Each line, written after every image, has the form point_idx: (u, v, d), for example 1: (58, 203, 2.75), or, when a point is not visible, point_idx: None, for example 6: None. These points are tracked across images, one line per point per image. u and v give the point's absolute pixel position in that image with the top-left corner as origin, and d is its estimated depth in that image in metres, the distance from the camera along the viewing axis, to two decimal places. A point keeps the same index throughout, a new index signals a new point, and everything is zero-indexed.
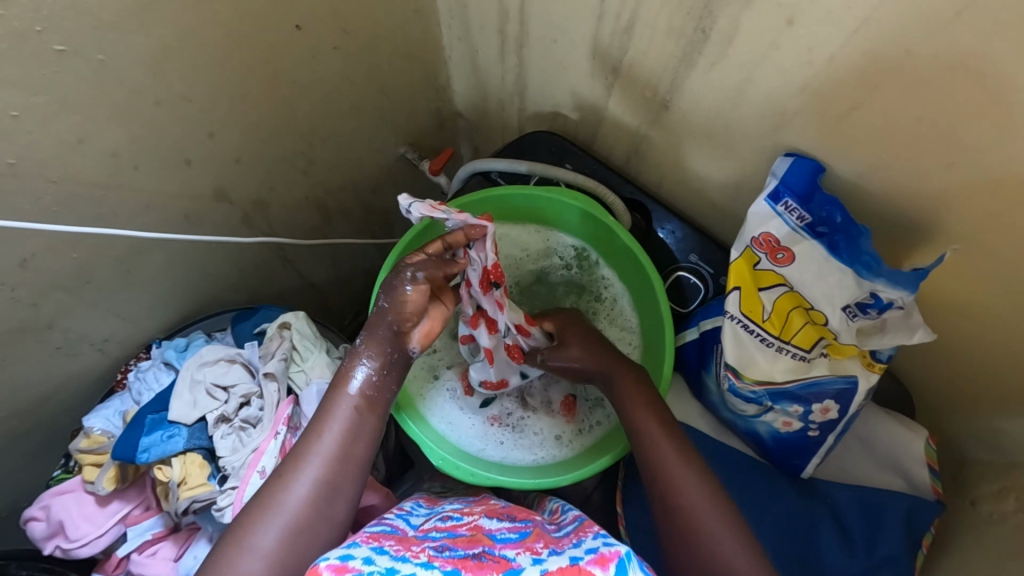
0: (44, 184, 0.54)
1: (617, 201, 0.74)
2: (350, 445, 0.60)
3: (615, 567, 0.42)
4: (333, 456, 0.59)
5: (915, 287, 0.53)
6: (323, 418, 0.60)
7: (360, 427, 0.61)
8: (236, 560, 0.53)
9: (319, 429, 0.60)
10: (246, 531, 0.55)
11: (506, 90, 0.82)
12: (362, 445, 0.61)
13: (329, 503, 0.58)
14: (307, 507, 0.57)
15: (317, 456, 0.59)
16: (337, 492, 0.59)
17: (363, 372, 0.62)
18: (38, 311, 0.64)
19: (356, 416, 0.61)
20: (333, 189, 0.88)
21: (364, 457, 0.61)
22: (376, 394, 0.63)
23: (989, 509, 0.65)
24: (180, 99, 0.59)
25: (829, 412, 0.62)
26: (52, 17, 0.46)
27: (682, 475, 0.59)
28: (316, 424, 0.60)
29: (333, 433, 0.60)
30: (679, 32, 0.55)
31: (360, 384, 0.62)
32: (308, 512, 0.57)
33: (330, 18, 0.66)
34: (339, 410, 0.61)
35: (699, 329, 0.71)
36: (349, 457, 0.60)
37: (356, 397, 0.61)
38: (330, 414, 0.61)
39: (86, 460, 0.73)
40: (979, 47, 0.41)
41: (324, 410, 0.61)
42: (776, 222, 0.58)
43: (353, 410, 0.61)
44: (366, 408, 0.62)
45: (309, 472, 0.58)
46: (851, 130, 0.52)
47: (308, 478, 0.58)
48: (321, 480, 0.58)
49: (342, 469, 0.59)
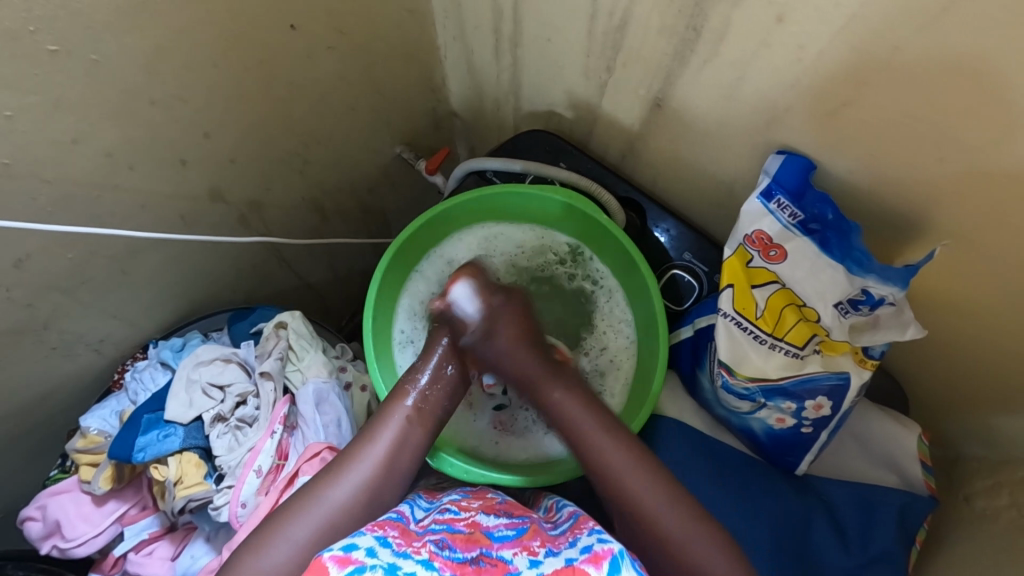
0: (39, 185, 0.55)
1: (612, 201, 0.75)
2: (397, 456, 0.63)
3: (608, 566, 0.42)
4: (380, 464, 0.62)
5: (906, 283, 0.53)
6: (378, 423, 0.64)
7: (406, 437, 0.64)
8: (271, 545, 0.55)
9: (372, 434, 0.63)
10: (281, 523, 0.57)
11: (501, 90, 0.82)
12: (408, 456, 0.64)
13: (366, 507, 0.60)
14: (347, 508, 0.59)
15: (367, 459, 0.62)
16: (376, 498, 0.61)
17: (418, 385, 0.67)
18: (34, 311, 0.64)
19: (406, 427, 0.65)
20: (330, 190, 0.89)
21: (407, 471, 0.63)
22: (426, 406, 0.67)
23: (982, 504, 0.65)
24: (175, 99, 0.59)
25: (822, 408, 0.62)
26: (45, 17, 0.46)
27: (659, 485, 0.60)
28: (369, 429, 0.64)
29: (383, 440, 0.63)
30: (671, 31, 0.56)
31: (416, 397, 0.66)
32: (345, 513, 0.59)
33: (325, 18, 0.66)
34: (393, 417, 0.65)
35: (692, 327, 0.71)
36: (393, 467, 0.62)
37: (410, 407, 0.66)
38: (384, 420, 0.64)
39: (83, 460, 0.74)
40: (967, 45, 0.41)
41: (379, 416, 0.65)
42: (769, 219, 0.59)
43: (404, 420, 0.65)
44: (416, 419, 0.65)
45: (355, 474, 0.61)
46: (842, 127, 0.52)
47: (353, 479, 0.60)
48: (363, 484, 0.60)
49: (386, 478, 0.62)
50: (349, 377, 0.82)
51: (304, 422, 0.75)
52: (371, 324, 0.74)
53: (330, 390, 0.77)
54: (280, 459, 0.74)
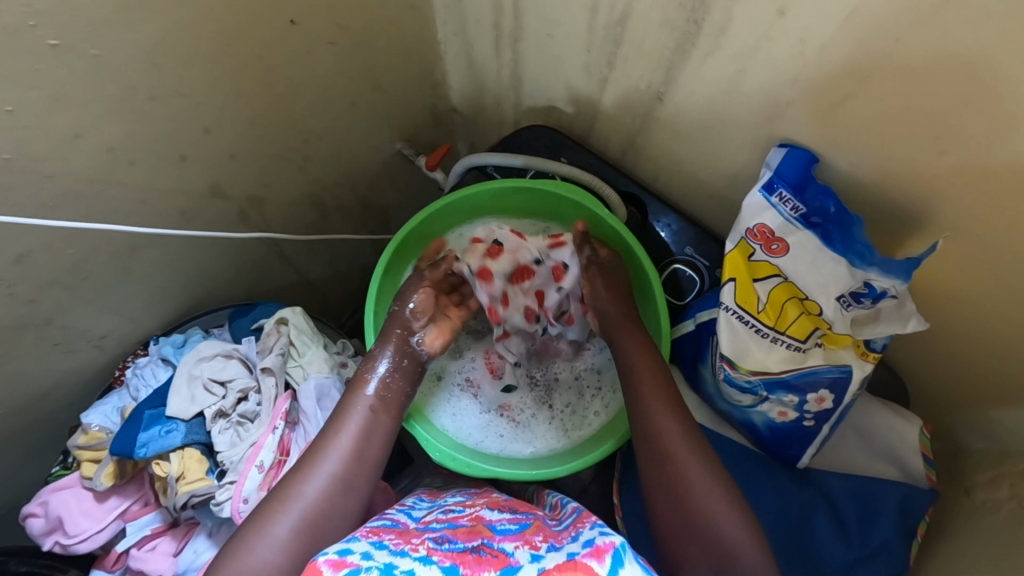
0: (40, 180, 0.55)
1: (612, 194, 0.75)
2: (365, 445, 0.63)
3: (610, 559, 0.41)
4: (349, 453, 0.62)
5: (909, 275, 0.53)
6: (341, 417, 0.64)
7: (374, 426, 0.65)
8: (253, 547, 0.55)
9: (336, 427, 0.63)
10: (262, 523, 0.57)
11: (502, 85, 0.82)
12: (377, 444, 0.64)
13: (344, 493, 0.60)
14: (324, 501, 0.59)
15: (334, 451, 0.62)
16: (351, 489, 0.61)
17: (378, 373, 0.67)
18: (35, 307, 0.64)
19: (370, 415, 0.65)
20: (331, 185, 0.89)
21: (378, 458, 0.64)
22: (389, 394, 0.67)
23: (983, 497, 0.66)
24: (176, 94, 0.59)
25: (824, 401, 0.62)
26: (47, 11, 0.46)
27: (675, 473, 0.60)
28: (334, 422, 0.64)
29: (349, 429, 0.63)
30: (672, 24, 0.56)
31: (376, 386, 0.67)
32: (323, 506, 0.59)
33: (325, 13, 0.66)
34: (356, 407, 0.65)
35: (694, 321, 0.71)
36: (364, 456, 0.63)
37: (372, 397, 0.66)
38: (347, 413, 0.64)
39: (85, 456, 0.74)
40: (970, 36, 0.41)
41: (343, 410, 0.65)
42: (771, 213, 0.58)
43: (369, 410, 0.65)
44: (380, 409, 0.66)
45: (326, 466, 0.61)
46: (844, 119, 0.52)
47: (323, 472, 0.60)
48: (335, 474, 0.60)
49: (357, 468, 0.62)
50: (351, 372, 0.82)
51: (306, 418, 0.75)
52: (372, 319, 0.74)
53: (332, 386, 0.77)
54: (281, 455, 0.73)
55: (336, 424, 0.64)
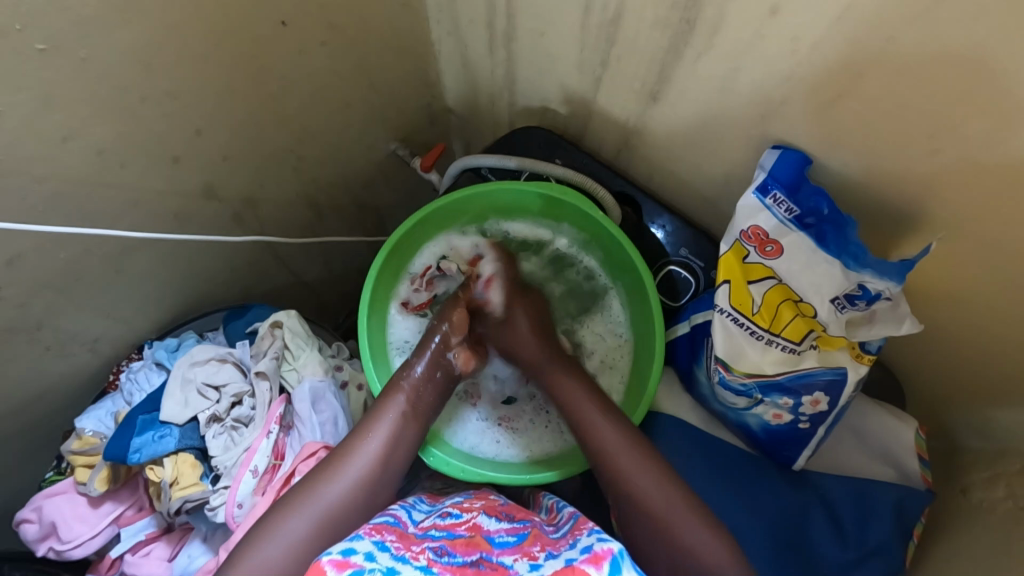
0: (29, 183, 0.54)
1: (607, 196, 0.75)
2: (391, 454, 0.64)
3: (608, 566, 0.41)
4: (376, 457, 0.64)
5: (902, 277, 0.53)
6: (372, 422, 0.66)
7: (402, 434, 0.66)
8: (265, 539, 0.56)
9: (366, 430, 0.65)
10: (278, 518, 0.58)
11: (496, 85, 0.82)
12: (403, 452, 0.65)
13: (365, 500, 0.61)
14: (344, 503, 0.60)
15: (362, 454, 0.63)
16: (373, 494, 0.62)
17: (412, 376, 0.69)
18: (27, 311, 0.64)
19: (400, 423, 0.66)
20: (325, 186, 0.88)
21: (402, 466, 0.65)
22: (420, 404, 0.69)
23: (980, 496, 0.66)
24: (166, 96, 0.59)
25: (819, 404, 0.62)
26: (32, 13, 0.45)
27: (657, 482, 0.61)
28: (365, 425, 0.66)
29: (377, 434, 0.65)
30: (664, 23, 0.55)
31: (408, 394, 0.68)
32: (344, 508, 0.60)
33: (317, 13, 0.65)
34: (388, 413, 0.66)
35: (689, 322, 0.71)
36: (390, 462, 0.64)
37: (403, 404, 0.67)
38: (380, 416, 0.66)
39: (78, 461, 0.73)
40: (964, 34, 0.40)
41: (374, 415, 0.67)
42: (765, 214, 0.58)
43: (399, 416, 0.67)
44: (410, 418, 0.67)
45: (352, 468, 0.62)
46: (838, 119, 0.52)
47: (349, 474, 0.62)
48: (360, 478, 0.62)
49: (382, 474, 0.63)
50: (345, 376, 0.82)
51: (300, 422, 0.75)
52: (366, 322, 0.74)
53: (326, 389, 0.77)
54: (276, 459, 0.73)
55: (367, 428, 0.66)
